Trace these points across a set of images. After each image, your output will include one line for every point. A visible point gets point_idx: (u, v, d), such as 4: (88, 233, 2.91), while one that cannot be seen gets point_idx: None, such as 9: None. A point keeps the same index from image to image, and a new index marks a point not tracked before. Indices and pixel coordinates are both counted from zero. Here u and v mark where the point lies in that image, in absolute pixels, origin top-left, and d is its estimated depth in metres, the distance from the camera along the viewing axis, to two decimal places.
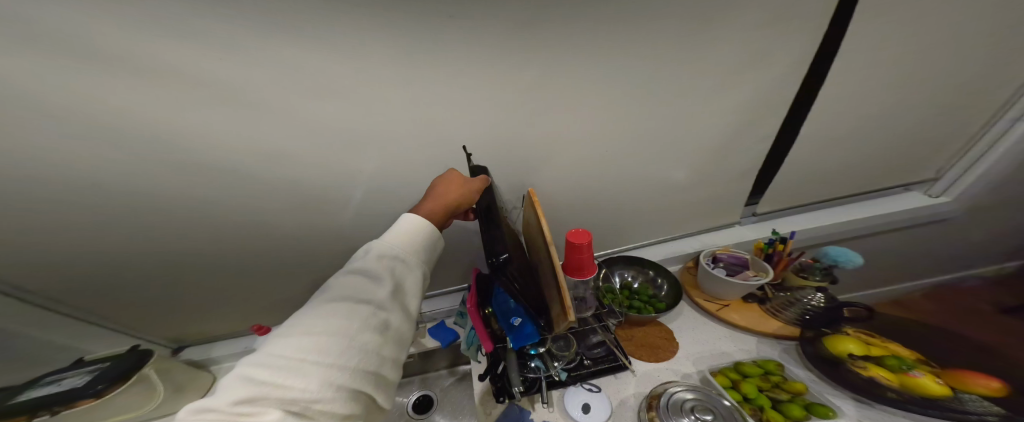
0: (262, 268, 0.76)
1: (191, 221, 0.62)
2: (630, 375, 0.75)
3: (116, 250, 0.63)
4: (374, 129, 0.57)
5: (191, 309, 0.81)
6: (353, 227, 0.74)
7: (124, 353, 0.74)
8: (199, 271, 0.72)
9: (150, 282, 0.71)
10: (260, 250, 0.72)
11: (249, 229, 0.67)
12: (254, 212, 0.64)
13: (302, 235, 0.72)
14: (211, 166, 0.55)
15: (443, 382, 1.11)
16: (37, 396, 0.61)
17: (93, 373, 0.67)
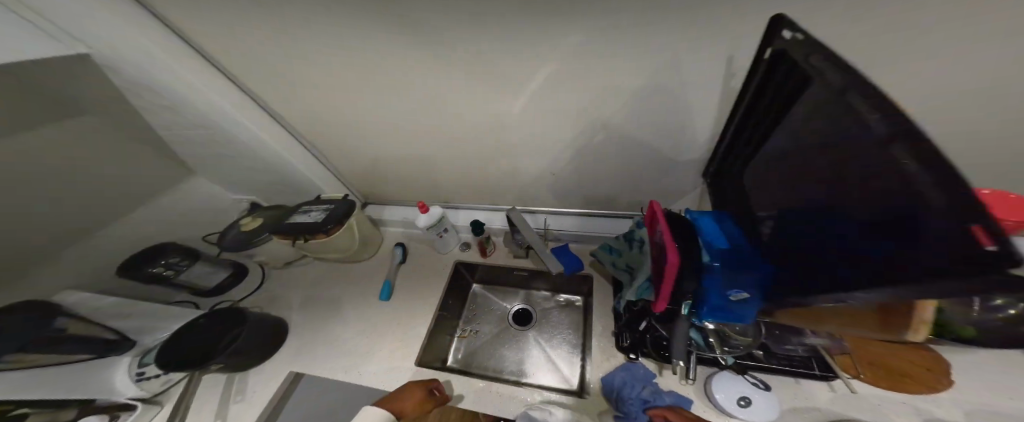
0: (429, 153, 0.83)
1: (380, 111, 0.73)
2: (825, 390, 0.58)
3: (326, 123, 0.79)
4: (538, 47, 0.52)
5: (373, 173, 0.98)
6: (520, 131, 0.71)
7: (338, 201, 0.94)
8: (377, 145, 0.84)
9: (351, 143, 0.85)
10: (425, 137, 0.78)
11: (424, 118, 0.73)
12: (432, 107, 0.69)
13: (468, 132, 0.74)
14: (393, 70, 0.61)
15: (545, 305, 1.14)
16: (296, 226, 0.84)
17: (325, 213, 0.87)
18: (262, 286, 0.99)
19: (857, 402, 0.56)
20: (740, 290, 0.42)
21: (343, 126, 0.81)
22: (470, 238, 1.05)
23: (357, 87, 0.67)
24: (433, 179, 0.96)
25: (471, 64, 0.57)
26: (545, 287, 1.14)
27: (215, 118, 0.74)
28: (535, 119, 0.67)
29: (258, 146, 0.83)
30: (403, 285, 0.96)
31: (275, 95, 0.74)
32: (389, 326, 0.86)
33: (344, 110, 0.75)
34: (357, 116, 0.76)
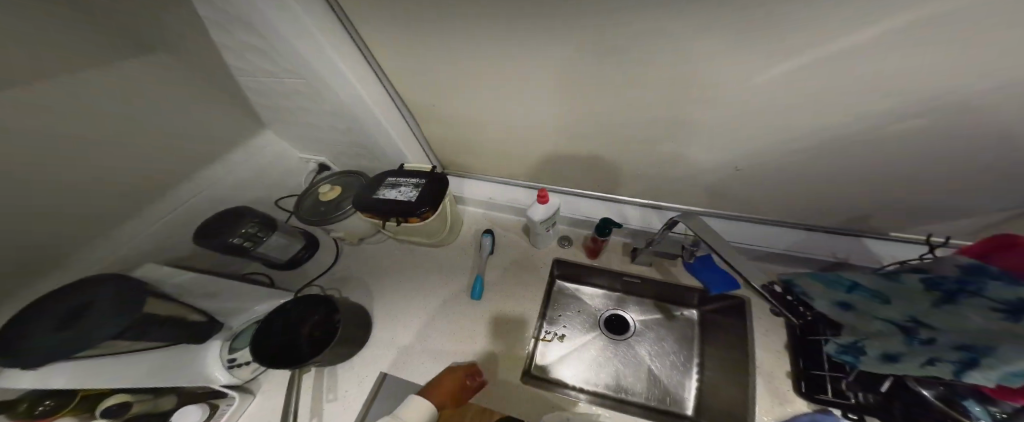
0: (554, 120, 0.64)
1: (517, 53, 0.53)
2: None
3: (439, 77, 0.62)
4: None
5: (471, 142, 0.81)
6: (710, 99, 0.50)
7: (428, 172, 0.79)
8: (492, 106, 0.66)
9: (457, 104, 0.68)
10: (563, 100, 0.59)
11: (574, 71, 0.53)
12: (602, 50, 0.48)
13: (628, 94, 0.54)
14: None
15: (645, 315, 0.86)
16: (388, 203, 0.73)
17: (416, 192, 0.74)
18: (337, 261, 0.91)
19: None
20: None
21: (467, 84, 0.63)
22: (569, 231, 0.88)
23: (522, 26, 0.47)
24: (545, 156, 0.79)
25: None
26: (648, 294, 0.86)
27: (317, 66, 0.56)
28: (745, 81, 0.46)
29: (361, 107, 0.66)
30: (495, 279, 0.85)
31: (399, 39, 0.56)
32: (490, 326, 0.77)
33: (481, 62, 0.56)
34: (481, 69, 0.57)
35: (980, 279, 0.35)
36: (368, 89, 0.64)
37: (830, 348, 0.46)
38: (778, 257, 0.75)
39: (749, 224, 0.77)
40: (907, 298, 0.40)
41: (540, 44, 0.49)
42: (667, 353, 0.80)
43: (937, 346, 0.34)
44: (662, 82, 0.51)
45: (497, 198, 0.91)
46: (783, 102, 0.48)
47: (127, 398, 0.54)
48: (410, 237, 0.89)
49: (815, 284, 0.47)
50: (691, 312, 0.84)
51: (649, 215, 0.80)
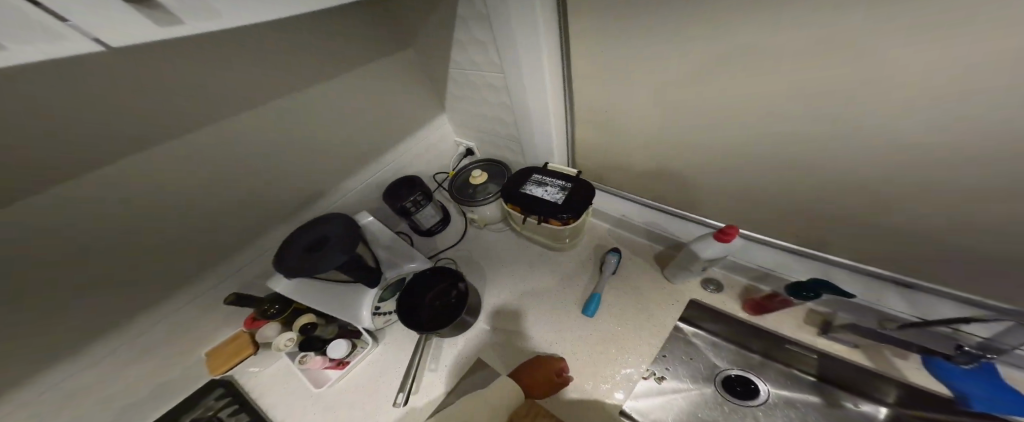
0: (740, 151, 0.60)
1: (716, 89, 0.53)
2: None
3: (619, 91, 0.66)
4: None
5: (625, 157, 0.81)
6: (991, 170, 0.40)
7: (573, 177, 0.79)
8: (668, 128, 0.66)
9: (630, 118, 0.70)
10: (764, 134, 0.55)
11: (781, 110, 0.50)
12: (824, 99, 0.45)
13: (864, 144, 0.47)
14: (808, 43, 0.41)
15: (787, 388, 0.67)
16: (535, 201, 0.76)
17: (563, 195, 0.75)
18: (462, 242, 1.04)
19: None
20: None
21: (645, 105, 0.64)
22: (720, 274, 0.76)
23: (741, 55, 0.47)
24: (709, 185, 0.72)
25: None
26: (805, 366, 0.66)
27: (519, 73, 0.67)
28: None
29: (538, 105, 0.73)
30: (610, 300, 0.80)
31: (601, 47, 0.60)
32: (596, 343, 0.73)
33: (673, 82, 0.57)
34: (669, 91, 0.59)
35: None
36: (552, 89, 0.70)
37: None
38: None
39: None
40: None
41: (768, 65, 0.46)
42: None
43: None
44: (913, 143, 0.43)
45: (639, 218, 0.86)
46: None
47: (314, 321, 0.76)
48: (537, 234, 0.92)
49: None
50: (875, 407, 0.60)
51: (882, 290, 0.59)
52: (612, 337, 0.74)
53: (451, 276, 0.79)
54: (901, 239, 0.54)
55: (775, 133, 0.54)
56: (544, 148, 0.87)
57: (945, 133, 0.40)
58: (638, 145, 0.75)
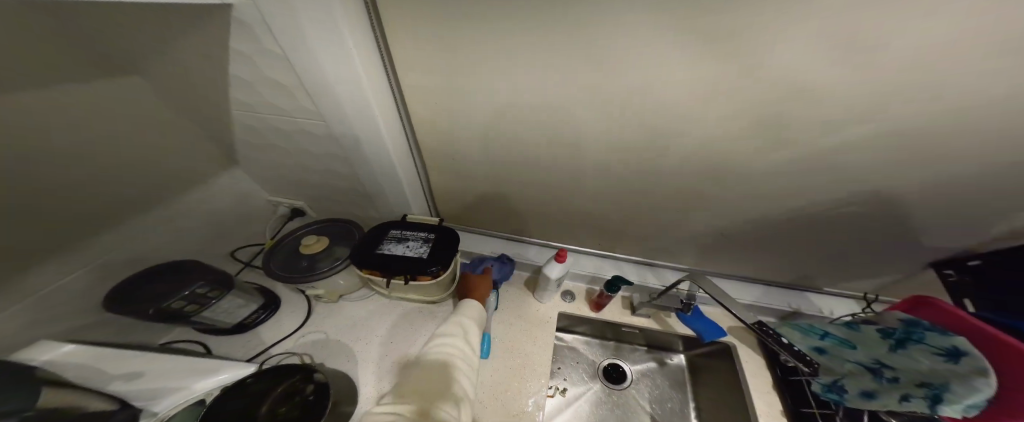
0: (554, 192, 0.77)
1: (523, 149, 0.66)
2: None
3: (453, 146, 0.70)
4: (726, 140, 0.53)
5: (478, 197, 0.86)
6: (668, 194, 0.69)
7: (436, 225, 0.74)
8: (502, 175, 0.75)
9: (470, 167, 0.75)
10: (566, 179, 0.72)
11: (566, 164, 0.67)
12: (586, 157, 0.64)
13: (618, 184, 0.69)
14: (564, 127, 0.58)
15: (638, 363, 0.86)
16: (397, 262, 0.64)
17: (428, 248, 0.68)
18: (304, 326, 0.77)
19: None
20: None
21: (478, 157, 0.72)
22: (572, 286, 0.90)
23: (530, 129, 0.61)
24: (554, 211, 0.84)
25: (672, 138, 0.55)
26: (637, 340, 0.87)
27: (337, 127, 0.59)
28: (687, 187, 0.66)
29: (379, 150, 0.64)
30: (502, 336, 0.79)
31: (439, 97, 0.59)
32: (494, 382, 0.70)
33: (491, 144, 0.67)
34: (493, 148, 0.68)
35: (919, 330, 0.49)
36: (393, 135, 0.63)
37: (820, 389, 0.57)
38: (756, 310, 0.81)
39: (724, 280, 0.87)
40: (865, 345, 0.54)
41: (572, 125, 0.58)
42: (665, 399, 0.80)
43: (903, 386, 0.47)
44: (637, 184, 0.68)
45: (501, 253, 0.92)
46: (717, 202, 0.68)
47: None
48: (408, 294, 0.80)
49: (795, 332, 0.61)
50: (681, 357, 0.86)
51: (642, 270, 0.88)
52: (515, 372, 0.72)
53: (296, 370, 0.60)
54: (651, 235, 0.84)
55: (586, 173, 0.68)
56: (396, 194, 0.78)
57: (647, 177, 0.66)
58: (492, 184, 0.80)
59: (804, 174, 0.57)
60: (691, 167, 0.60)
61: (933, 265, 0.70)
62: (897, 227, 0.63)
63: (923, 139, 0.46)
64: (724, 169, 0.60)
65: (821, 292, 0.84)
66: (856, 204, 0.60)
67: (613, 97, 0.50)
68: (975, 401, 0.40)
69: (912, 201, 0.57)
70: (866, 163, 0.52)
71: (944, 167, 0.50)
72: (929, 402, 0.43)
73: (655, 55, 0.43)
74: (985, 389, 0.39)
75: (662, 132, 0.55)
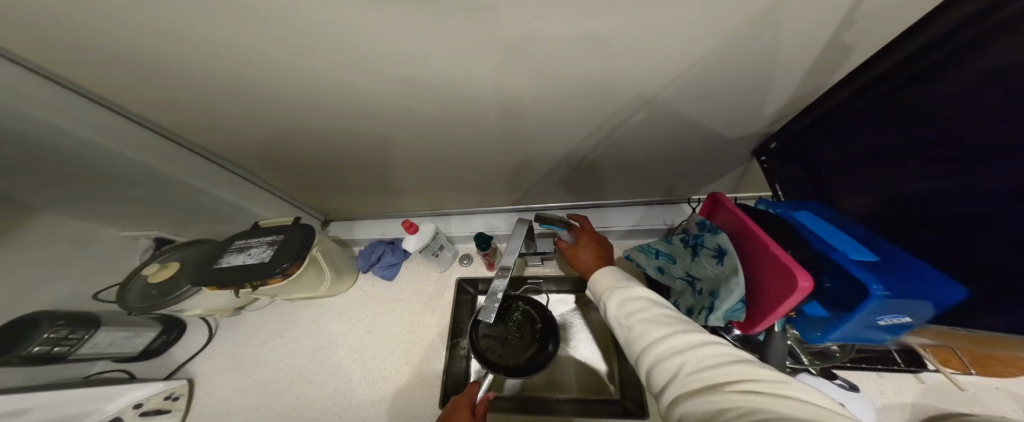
0: (383, 167, 0.70)
1: (302, 137, 0.59)
2: (907, 381, 0.56)
3: (235, 150, 0.63)
4: (466, 86, 0.46)
5: (327, 189, 0.79)
6: (483, 144, 0.62)
7: (290, 225, 0.68)
8: (317, 162, 0.68)
9: (280, 163, 0.68)
10: (380, 152, 0.65)
11: (360, 139, 0.60)
12: (369, 130, 0.57)
13: (429, 146, 0.63)
14: (304, 109, 0.51)
15: (561, 307, 0.83)
16: (235, 273, 0.59)
17: (274, 248, 0.62)
18: (212, 340, 0.80)
19: (947, 393, 0.55)
20: (895, 309, 0.31)
21: (273, 153, 0.64)
22: (470, 249, 0.88)
23: (282, 120, 0.54)
24: (416, 183, 0.77)
25: (419, 95, 0.48)
26: (555, 286, 0.84)
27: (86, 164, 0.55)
28: (493, 135, 0.59)
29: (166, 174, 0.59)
30: (402, 315, 0.79)
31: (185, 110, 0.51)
32: (389, 360, 0.73)
33: (266, 141, 0.60)
34: (271, 142, 0.61)
35: (702, 233, 0.48)
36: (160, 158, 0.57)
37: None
38: (625, 235, 0.78)
39: (599, 210, 0.81)
40: (679, 257, 0.53)
41: (308, 100, 0.49)
42: (586, 340, 0.78)
43: (702, 296, 0.48)
44: (447, 143, 0.62)
45: (391, 233, 0.88)
46: (539, 145, 0.61)
47: None
48: (295, 295, 0.76)
49: (640, 255, 0.60)
50: None
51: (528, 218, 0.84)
52: (411, 350, 0.74)
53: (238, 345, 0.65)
54: (515, 186, 0.77)
55: (392, 140, 0.61)
56: (229, 203, 0.72)
57: (448, 136, 0.60)
58: (333, 174, 0.72)
59: (609, 105, 0.48)
60: (472, 117, 0.54)
61: (754, 155, 0.59)
62: (757, 136, 0.54)
63: (662, 48, 0.36)
64: (504, 112, 0.52)
65: (693, 201, 0.75)
66: (673, 121, 0.50)
67: (334, 70, 0.42)
68: (732, 304, 0.40)
69: (749, 111, 0.47)
70: (625, 86, 0.43)
71: (758, 75, 0.39)
72: (708, 311, 0.44)
73: (271, 28, 0.35)
74: (734, 291, 0.40)
75: (400, 93, 0.47)
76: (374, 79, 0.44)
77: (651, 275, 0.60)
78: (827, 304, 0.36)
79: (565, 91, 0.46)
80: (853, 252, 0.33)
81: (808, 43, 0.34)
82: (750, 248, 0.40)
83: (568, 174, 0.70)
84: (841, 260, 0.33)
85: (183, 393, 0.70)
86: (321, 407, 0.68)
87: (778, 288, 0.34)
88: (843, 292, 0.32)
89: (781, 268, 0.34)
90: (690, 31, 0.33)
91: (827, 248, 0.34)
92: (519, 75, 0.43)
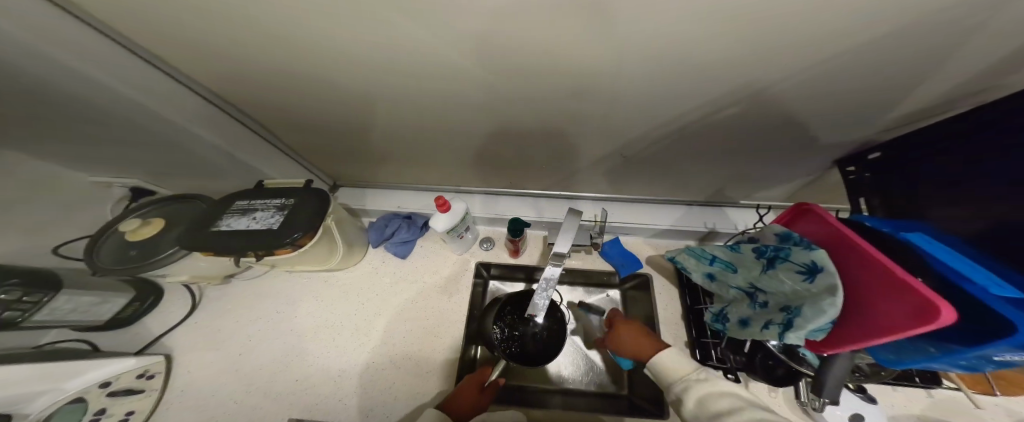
0: (413, 135, 0.61)
1: (326, 93, 0.49)
2: (923, 396, 0.58)
3: (238, 97, 0.52)
4: (549, 55, 0.38)
5: (340, 152, 0.69)
6: (537, 123, 0.54)
7: (301, 188, 0.58)
8: (335, 121, 0.58)
9: (289, 118, 0.57)
10: (414, 119, 0.56)
11: (396, 103, 0.51)
12: (411, 94, 0.48)
13: (474, 119, 0.55)
14: (338, 60, 0.41)
15: (580, 300, 0.80)
16: (233, 239, 0.50)
17: (283, 214, 0.53)
18: (194, 312, 0.71)
19: (953, 408, 0.57)
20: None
21: (286, 107, 0.54)
22: (491, 232, 0.82)
23: (304, 69, 0.44)
24: (446, 157, 0.69)
25: (486, 59, 0.40)
26: (577, 278, 0.80)
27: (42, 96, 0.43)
28: (552, 116, 0.51)
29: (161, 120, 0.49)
30: (415, 298, 0.73)
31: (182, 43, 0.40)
32: (401, 342, 0.68)
33: (277, 90, 0.49)
34: (285, 94, 0.50)
35: (788, 245, 0.43)
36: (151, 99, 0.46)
37: (711, 318, 0.58)
38: (661, 233, 0.75)
39: (637, 205, 0.76)
40: (744, 268, 0.49)
41: (345, 50, 0.40)
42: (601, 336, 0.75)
43: (768, 310, 0.44)
44: (495, 117, 0.54)
45: (407, 206, 0.80)
46: (600, 131, 0.54)
47: None
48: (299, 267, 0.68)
49: (689, 259, 0.57)
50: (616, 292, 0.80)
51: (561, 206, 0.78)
52: (425, 336, 0.69)
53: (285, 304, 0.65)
54: (554, 171, 0.71)
55: (432, 107, 0.52)
56: (223, 158, 0.62)
57: (502, 110, 0.52)
58: (353, 137, 0.63)
59: (707, 95, 0.41)
60: (538, 93, 0.46)
61: (840, 164, 0.55)
62: (843, 142, 0.49)
63: (808, 38, 0.30)
64: (578, 92, 0.45)
65: (735, 204, 0.72)
66: (765, 119, 0.45)
67: (396, 15, 0.33)
68: (820, 325, 0.36)
69: (854, 113, 0.42)
70: (736, 76, 0.37)
71: (897, 73, 0.34)
72: (781, 328, 0.40)
73: None
74: (826, 312, 0.35)
75: (465, 54, 0.39)
76: (437, 32, 0.35)
77: (701, 280, 0.57)
78: (929, 335, 0.32)
79: (662, 76, 0.39)
80: (990, 285, 0.28)
81: (989, 38, 0.29)
82: (859, 268, 0.35)
83: (617, 165, 0.64)
84: (981, 293, 0.28)
85: (157, 371, 0.63)
86: (323, 385, 0.64)
87: (895, 318, 0.30)
88: (972, 330, 0.28)
89: (907, 297, 0.29)
90: (867, 12, 0.27)
91: (960, 278, 0.29)
92: (621, 50, 0.35)
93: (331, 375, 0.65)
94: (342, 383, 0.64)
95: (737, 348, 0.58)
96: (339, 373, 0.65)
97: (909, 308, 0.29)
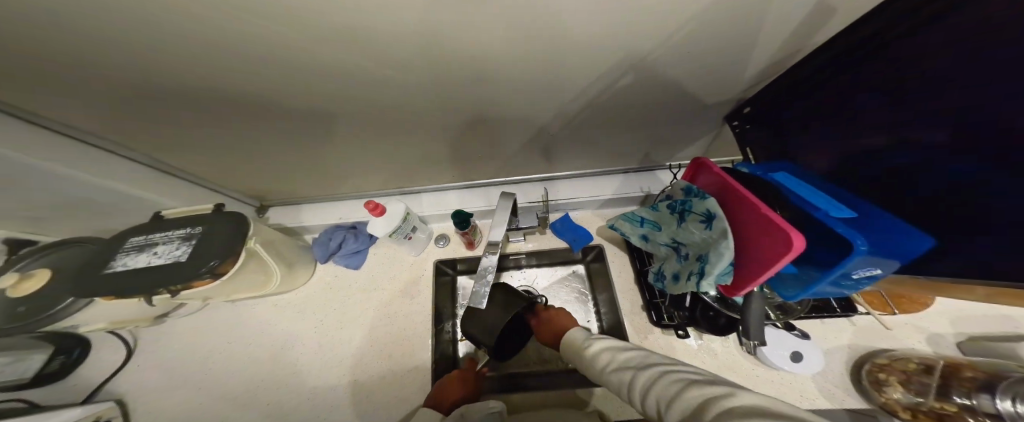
0: (329, 141, 0.58)
1: (213, 108, 0.46)
2: (850, 324, 0.64)
3: (113, 126, 0.47)
4: (427, 42, 0.37)
5: (260, 170, 0.65)
6: (451, 113, 0.53)
7: (213, 213, 0.54)
8: (239, 138, 0.54)
9: (185, 141, 0.53)
10: (323, 124, 0.53)
11: (295, 109, 0.48)
12: (307, 97, 0.46)
13: (386, 116, 0.53)
14: (207, 71, 0.39)
15: (550, 280, 0.80)
16: (135, 279, 0.46)
17: (190, 243, 0.49)
18: (133, 356, 0.67)
19: (875, 331, 0.62)
20: (865, 264, 0.31)
21: (175, 130, 0.50)
22: (444, 229, 0.81)
23: (173, 84, 0.40)
24: (377, 160, 0.66)
25: (365, 53, 0.38)
26: (541, 260, 0.80)
27: None
28: (462, 104, 0.51)
29: (25, 163, 0.44)
30: (376, 306, 0.72)
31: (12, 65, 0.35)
32: (362, 351, 0.67)
33: (157, 113, 0.45)
34: (167, 114, 0.46)
35: (689, 198, 0.46)
36: (4, 140, 0.41)
37: (653, 277, 0.61)
38: (606, 203, 0.77)
39: (580, 181, 0.78)
40: (665, 226, 0.52)
41: (208, 60, 0.37)
42: (571, 312, 0.76)
43: (688, 262, 0.47)
44: (407, 113, 0.52)
45: (350, 215, 0.77)
46: (516, 114, 0.54)
47: None
48: (237, 295, 0.64)
49: (625, 224, 0.59)
50: (581, 267, 0.81)
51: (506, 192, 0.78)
52: (389, 342, 0.68)
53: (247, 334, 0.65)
54: (489, 159, 0.70)
55: (337, 110, 0.50)
56: (124, 193, 0.56)
57: (410, 104, 0.50)
58: (268, 150, 0.59)
59: (598, 67, 0.42)
60: (437, 83, 0.45)
61: (727, 119, 0.57)
62: (742, 98, 0.52)
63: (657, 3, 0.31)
64: (477, 78, 0.44)
65: (669, 168, 0.75)
66: (661, 86, 0.46)
67: (245, 8, 0.30)
68: (723, 268, 0.39)
69: (738, 76, 0.45)
70: (615, 46, 0.38)
71: (755, 32, 0.36)
72: (698, 277, 0.43)
73: None
74: (725, 254, 0.38)
75: (340, 50, 0.37)
76: (297, 29, 0.33)
77: (633, 244, 0.59)
78: (802, 263, 0.36)
79: (547, 53, 0.39)
80: (831, 210, 0.33)
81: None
82: (738, 211, 0.38)
83: (546, 145, 0.64)
84: (824, 217, 0.32)
85: (111, 416, 0.58)
86: (293, 405, 0.62)
87: (770, 252, 0.32)
88: (829, 250, 0.31)
89: (773, 229, 0.32)
90: None
91: (810, 207, 0.33)
92: (499, 28, 0.34)
93: (298, 394, 0.63)
94: (310, 401, 0.62)
95: (679, 304, 0.61)
96: (310, 390, 0.63)
97: (774, 240, 0.32)
